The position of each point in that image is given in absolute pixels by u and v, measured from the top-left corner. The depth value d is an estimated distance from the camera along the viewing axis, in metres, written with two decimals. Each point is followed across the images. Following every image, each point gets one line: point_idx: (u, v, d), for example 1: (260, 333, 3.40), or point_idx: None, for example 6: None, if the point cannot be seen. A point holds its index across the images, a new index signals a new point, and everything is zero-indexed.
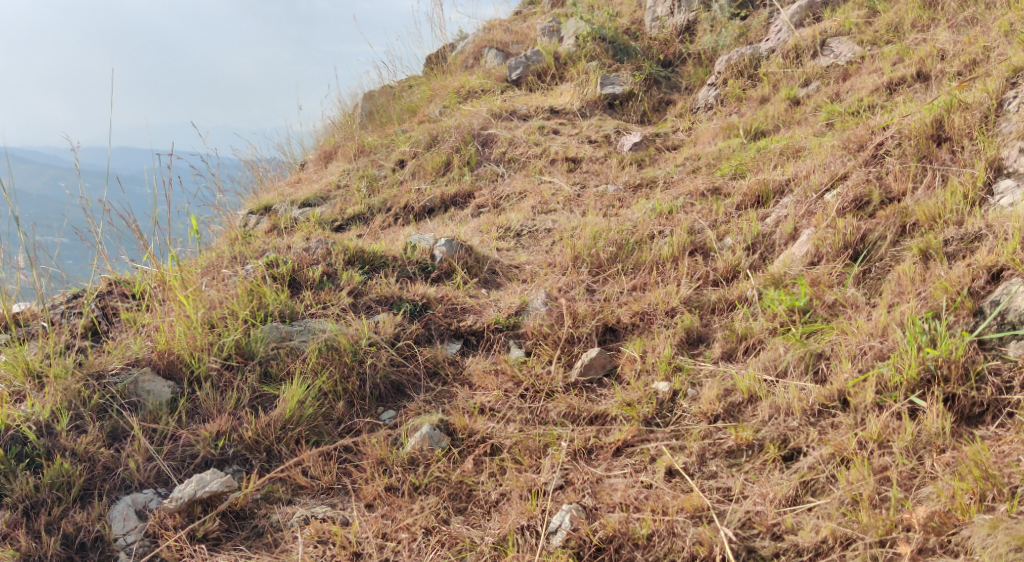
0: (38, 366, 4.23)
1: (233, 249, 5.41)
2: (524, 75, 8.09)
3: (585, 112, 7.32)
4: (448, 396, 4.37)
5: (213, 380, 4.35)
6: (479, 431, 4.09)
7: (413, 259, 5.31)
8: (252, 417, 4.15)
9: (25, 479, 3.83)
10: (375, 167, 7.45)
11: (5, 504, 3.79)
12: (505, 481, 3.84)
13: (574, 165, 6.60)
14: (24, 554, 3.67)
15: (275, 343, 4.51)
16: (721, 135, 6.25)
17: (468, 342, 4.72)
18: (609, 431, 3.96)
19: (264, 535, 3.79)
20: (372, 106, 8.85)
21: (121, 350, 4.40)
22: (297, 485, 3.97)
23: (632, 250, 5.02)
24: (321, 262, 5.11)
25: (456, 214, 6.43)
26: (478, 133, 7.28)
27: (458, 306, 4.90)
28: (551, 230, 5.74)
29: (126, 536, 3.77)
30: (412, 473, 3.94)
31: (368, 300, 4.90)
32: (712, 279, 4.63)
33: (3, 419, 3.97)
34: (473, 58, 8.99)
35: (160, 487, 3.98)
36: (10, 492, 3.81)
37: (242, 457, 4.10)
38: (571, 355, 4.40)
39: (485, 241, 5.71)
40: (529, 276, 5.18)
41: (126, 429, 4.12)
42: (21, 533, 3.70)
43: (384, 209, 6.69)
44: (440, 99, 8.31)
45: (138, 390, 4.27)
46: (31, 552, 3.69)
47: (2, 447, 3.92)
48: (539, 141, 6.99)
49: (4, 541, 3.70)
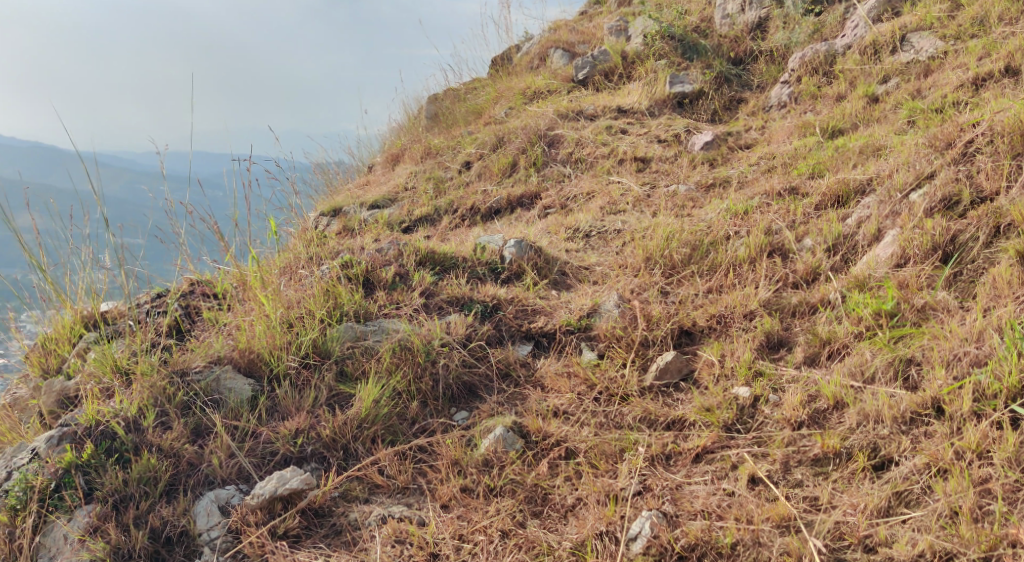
0: (126, 363, 4.36)
1: (309, 250, 5.48)
2: (591, 74, 8.01)
3: (654, 112, 7.23)
4: (521, 398, 4.35)
5: (291, 379, 4.41)
6: (554, 433, 4.06)
7: (483, 260, 5.30)
8: (330, 416, 4.19)
9: (115, 473, 3.93)
10: (442, 168, 7.48)
11: (96, 497, 3.88)
12: (581, 485, 3.80)
13: (642, 165, 6.53)
14: (114, 547, 3.76)
15: (351, 343, 4.56)
16: (796, 133, 6.11)
17: (540, 344, 4.69)
18: (687, 436, 3.89)
19: (343, 534, 3.82)
20: (438, 108, 8.89)
21: (204, 348, 4.49)
22: (374, 484, 4.00)
23: (707, 251, 4.93)
24: (393, 263, 5.16)
25: (522, 215, 6.41)
26: (545, 133, 7.23)
27: (529, 307, 4.87)
28: (621, 231, 5.67)
29: (210, 531, 3.83)
30: (487, 475, 3.93)
31: (439, 300, 4.91)
32: (791, 281, 4.53)
33: (94, 415, 4.09)
34: (539, 58, 8.94)
35: (242, 484, 4.03)
36: (100, 486, 3.91)
37: (320, 455, 4.13)
38: (646, 359, 4.34)
39: (554, 242, 5.67)
40: (599, 277, 5.12)
41: (210, 425, 4.19)
42: (111, 527, 3.79)
43: (452, 210, 6.71)
44: (506, 100, 8.29)
45: (220, 388, 4.34)
46: (121, 545, 3.77)
47: (93, 442, 4.02)
48: (607, 140, 6.92)
49: (96, 533, 3.80)
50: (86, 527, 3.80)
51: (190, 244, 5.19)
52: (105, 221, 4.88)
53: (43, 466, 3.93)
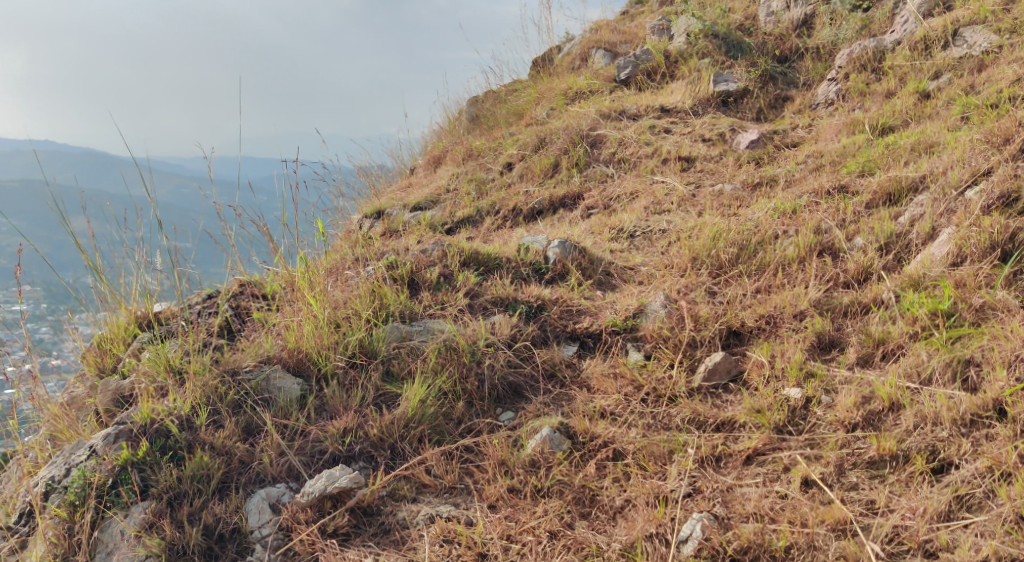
0: (179, 362, 4.42)
1: (355, 251, 5.52)
2: (633, 74, 7.96)
3: (698, 110, 7.16)
4: (567, 399, 4.33)
5: (339, 378, 4.45)
6: (601, 434, 4.03)
7: (527, 260, 5.29)
8: (377, 415, 4.22)
9: (169, 470, 3.98)
10: (483, 170, 7.48)
11: (151, 494, 3.93)
12: (630, 486, 3.78)
13: (686, 164, 6.47)
14: (168, 543, 3.81)
15: (396, 343, 4.58)
16: (845, 131, 6.01)
17: (585, 344, 4.66)
18: (737, 438, 3.85)
19: (392, 532, 3.84)
20: (479, 109, 8.90)
21: (254, 348, 4.55)
22: (421, 483, 4.01)
23: (754, 250, 4.87)
24: (438, 263, 5.17)
25: (565, 216, 6.39)
26: (587, 133, 7.20)
27: (574, 308, 4.85)
28: (666, 231, 5.62)
29: (261, 528, 3.88)
30: (534, 475, 3.92)
31: (483, 300, 4.91)
32: (842, 281, 4.45)
33: (149, 413, 4.15)
34: (580, 59, 8.89)
35: (292, 482, 4.06)
36: (155, 483, 3.96)
37: (368, 454, 4.16)
38: (694, 360, 4.30)
39: (598, 242, 5.64)
40: (645, 277, 5.07)
41: (260, 424, 4.24)
42: (166, 523, 3.83)
43: (494, 211, 6.71)
44: (547, 101, 8.26)
45: (270, 387, 4.39)
46: (176, 541, 3.82)
47: (148, 440, 4.08)
48: (651, 140, 6.87)
49: (151, 529, 3.83)
50: (142, 523, 3.84)
51: (240, 245, 5.27)
52: (159, 224, 4.99)
53: (100, 463, 3.99)
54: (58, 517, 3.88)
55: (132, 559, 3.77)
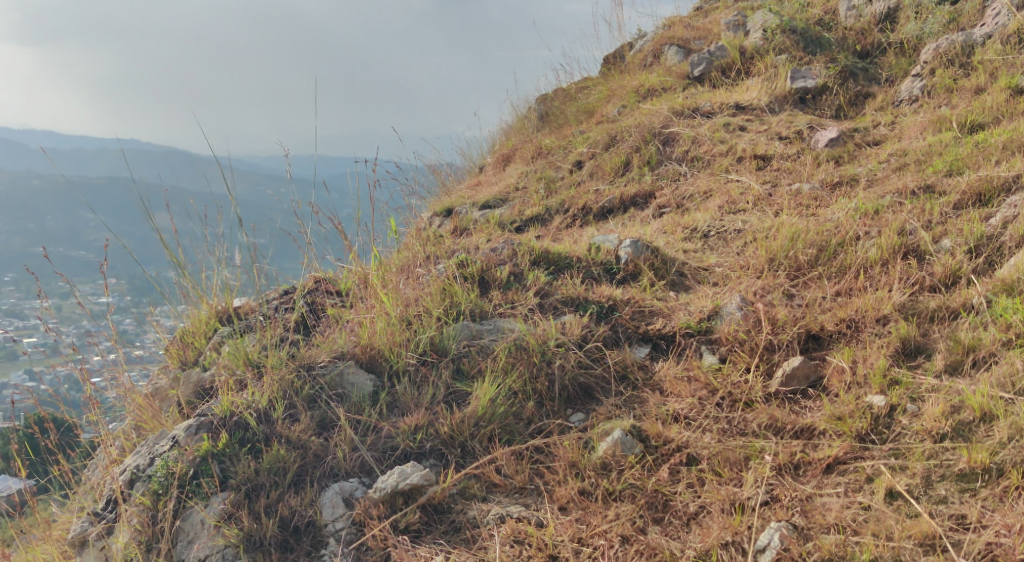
0: (257, 356, 4.51)
1: (426, 249, 5.55)
2: (707, 71, 7.82)
3: (774, 108, 7.00)
4: (639, 401, 4.27)
5: (410, 375, 4.47)
6: (674, 438, 3.97)
7: (598, 260, 5.22)
8: (448, 413, 4.23)
9: (247, 462, 4.05)
10: (553, 168, 7.43)
11: (230, 485, 4.00)
12: (704, 492, 3.72)
13: (762, 163, 6.32)
14: (246, 534, 3.87)
15: (467, 342, 4.59)
16: (931, 128, 5.81)
17: (658, 346, 4.59)
18: (817, 446, 3.76)
19: (463, 531, 3.86)
20: (548, 108, 8.85)
21: (329, 344, 4.60)
22: (491, 482, 4.03)
23: (835, 252, 4.73)
24: (508, 262, 5.15)
25: (636, 215, 6.30)
26: (659, 131, 7.08)
27: (646, 309, 4.77)
28: (742, 231, 5.50)
29: (335, 522, 3.92)
30: (605, 479, 3.88)
31: (554, 300, 4.86)
32: (929, 285, 4.30)
33: (229, 405, 4.23)
34: (652, 56, 8.77)
35: (364, 477, 4.10)
36: (234, 474, 4.03)
37: (438, 452, 4.18)
38: (771, 364, 4.19)
39: (671, 242, 5.54)
40: (719, 278, 4.96)
41: (334, 419, 4.28)
42: (244, 514, 3.90)
43: (563, 210, 6.66)
44: (619, 98, 8.17)
45: (343, 383, 4.43)
46: (253, 532, 3.88)
47: (228, 432, 4.15)
48: (725, 138, 6.74)
49: (230, 520, 3.90)
50: (221, 513, 3.91)
51: (316, 243, 5.37)
52: (240, 222, 5.15)
53: (182, 453, 4.07)
54: (142, 505, 3.98)
55: (211, 548, 3.85)
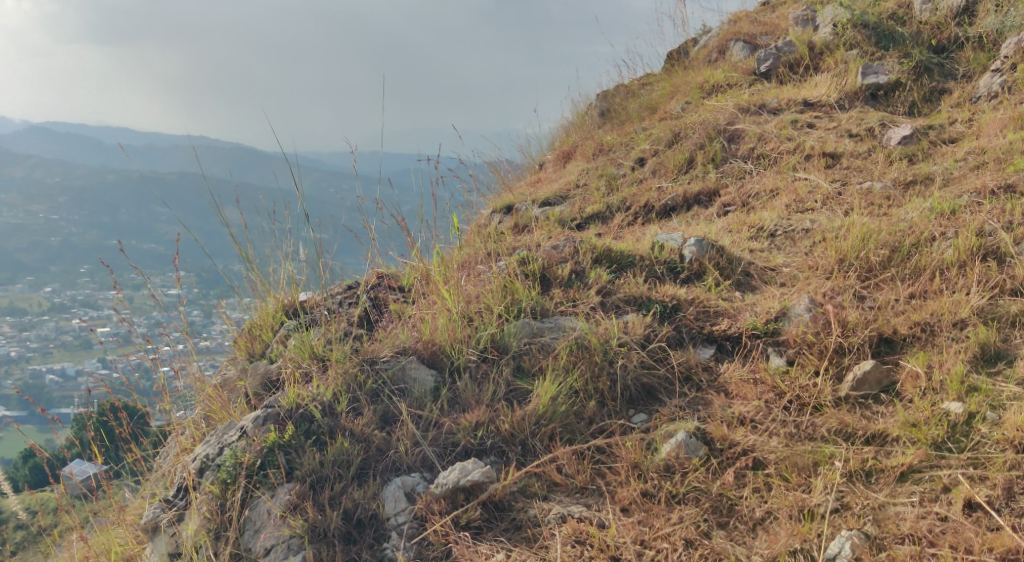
0: (322, 350, 4.55)
1: (488, 246, 5.54)
2: (774, 67, 7.66)
3: (844, 105, 6.83)
4: (703, 403, 4.21)
5: (471, 372, 4.47)
6: (740, 442, 3.93)
7: (662, 259, 5.14)
8: (508, 410, 4.22)
9: (312, 454, 4.09)
10: (614, 165, 7.36)
11: (295, 476, 4.05)
12: (771, 497, 3.69)
13: (832, 161, 6.17)
14: (310, 525, 3.91)
15: (528, 339, 4.56)
16: (1012, 126, 5.68)
17: (723, 347, 4.51)
18: (889, 453, 3.71)
19: (523, 529, 3.86)
20: (609, 104, 8.76)
21: (391, 339, 4.61)
22: (552, 481, 4.01)
23: (909, 253, 4.60)
24: (570, 260, 5.10)
25: (700, 214, 6.20)
26: (724, 128, 6.94)
27: (711, 309, 4.68)
28: (810, 231, 5.37)
29: (397, 516, 3.94)
30: (668, 481, 3.85)
31: (616, 299, 4.81)
32: (1009, 288, 4.21)
33: (295, 398, 4.27)
34: (717, 51, 8.60)
35: (426, 472, 4.10)
36: (299, 465, 4.07)
37: (499, 449, 4.17)
38: (841, 368, 4.12)
39: (737, 241, 5.44)
40: (787, 278, 4.86)
41: (396, 414, 4.30)
42: (309, 505, 3.94)
43: (624, 208, 6.59)
44: (682, 95, 8.04)
45: (405, 377, 4.45)
46: (317, 523, 3.93)
47: (294, 423, 4.20)
48: (793, 136, 6.60)
49: (295, 511, 3.95)
50: (287, 504, 3.97)
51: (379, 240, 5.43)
52: (307, 217, 5.23)
53: (250, 444, 4.13)
54: (211, 493, 4.03)
55: (277, 538, 3.90)
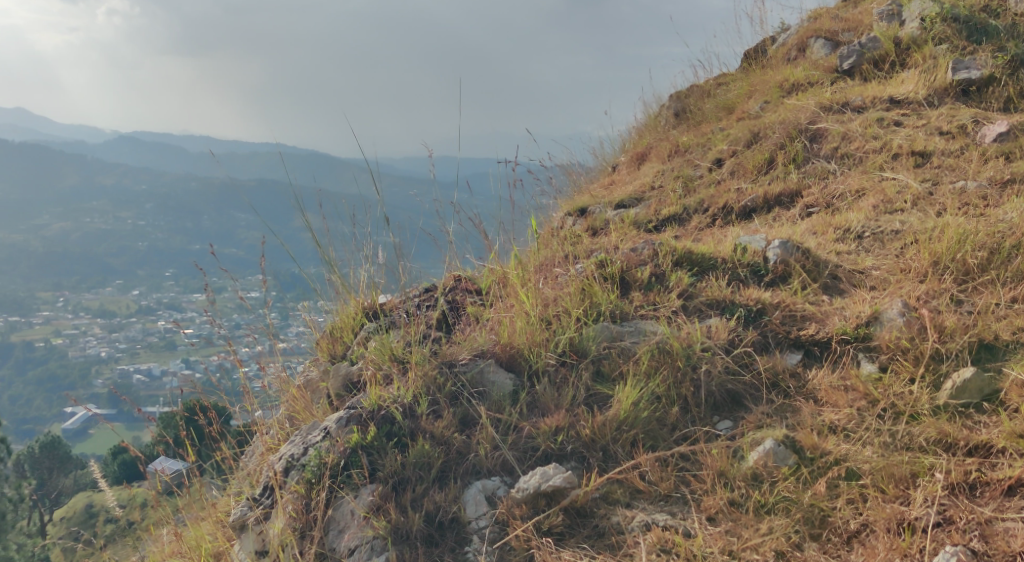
0: (401, 352, 4.58)
1: (565, 248, 5.48)
2: (858, 64, 7.44)
3: (933, 102, 6.61)
4: (792, 410, 4.11)
5: (550, 376, 4.43)
6: (832, 451, 3.84)
7: (745, 261, 5.00)
8: (589, 415, 4.17)
9: (394, 456, 4.10)
10: (690, 166, 7.23)
11: (377, 477, 4.07)
12: (866, 509, 3.63)
13: (921, 160, 5.96)
14: (393, 527, 3.93)
15: (607, 343, 4.50)
16: None
17: (810, 353, 4.37)
18: (995, 465, 3.62)
19: (607, 536, 3.82)
20: (684, 105, 8.62)
21: (469, 342, 4.60)
22: (635, 488, 3.96)
23: (1009, 255, 4.46)
24: (649, 263, 5.00)
25: (781, 215, 6.04)
26: (806, 127, 6.75)
27: (798, 313, 4.54)
28: (900, 232, 5.19)
29: (479, 520, 3.94)
30: (756, 490, 3.79)
31: (698, 303, 4.71)
32: None
33: (377, 399, 4.29)
34: (796, 50, 8.38)
35: (506, 476, 4.10)
36: (381, 467, 4.09)
37: (580, 454, 4.12)
38: (938, 375, 3.99)
39: (822, 244, 5.26)
40: (877, 282, 4.70)
41: (475, 417, 4.29)
42: (392, 507, 3.96)
43: (702, 210, 6.48)
44: (761, 94, 7.84)
45: (484, 381, 4.44)
46: (400, 525, 3.94)
47: (376, 425, 4.21)
48: (879, 134, 6.39)
49: (378, 512, 3.97)
50: (370, 505, 3.98)
51: (458, 242, 5.42)
52: (388, 220, 5.34)
53: (333, 444, 4.16)
54: (296, 493, 4.07)
55: (361, 539, 3.92)
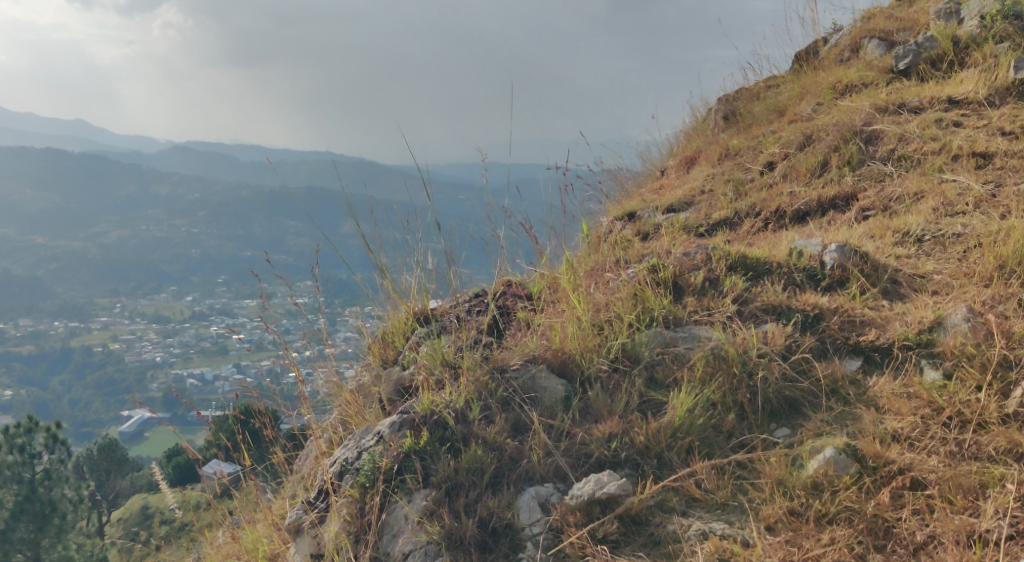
0: (453, 357, 4.57)
1: (616, 253, 5.42)
2: (914, 64, 7.27)
3: (994, 101, 6.43)
4: (852, 418, 4.02)
5: (602, 382, 4.39)
6: (895, 460, 3.75)
7: (801, 265, 4.89)
8: (643, 422, 4.13)
9: (447, 461, 4.10)
10: (741, 169, 7.12)
11: (430, 482, 4.07)
12: (933, 520, 3.56)
13: (983, 161, 5.81)
14: (447, 532, 3.92)
15: (661, 349, 4.45)
16: None
17: (871, 359, 4.28)
18: None
19: (663, 545, 3.77)
20: (734, 107, 8.50)
21: (521, 347, 4.58)
22: (691, 496, 3.90)
23: None
24: (702, 267, 4.92)
25: (836, 218, 5.92)
26: (861, 129, 6.63)
27: (857, 319, 4.44)
28: (962, 235, 5.07)
29: (532, 526, 3.91)
30: (817, 499, 3.71)
31: (754, 308, 4.62)
32: None
33: (429, 404, 4.29)
34: (850, 50, 8.22)
35: (559, 483, 4.06)
36: (434, 472, 4.09)
37: (634, 462, 4.08)
38: (1006, 383, 3.88)
39: (880, 248, 5.13)
40: (940, 286, 4.60)
41: (528, 422, 4.26)
42: (446, 512, 3.95)
43: (754, 213, 6.38)
44: (813, 96, 7.70)
45: (536, 386, 4.41)
46: (454, 530, 3.93)
47: (429, 430, 4.21)
48: (938, 135, 6.24)
49: (432, 517, 3.97)
50: (423, 510, 3.98)
51: (508, 247, 5.40)
52: (437, 226, 5.36)
53: (387, 448, 4.17)
54: (351, 496, 4.09)
55: (415, 543, 3.92)
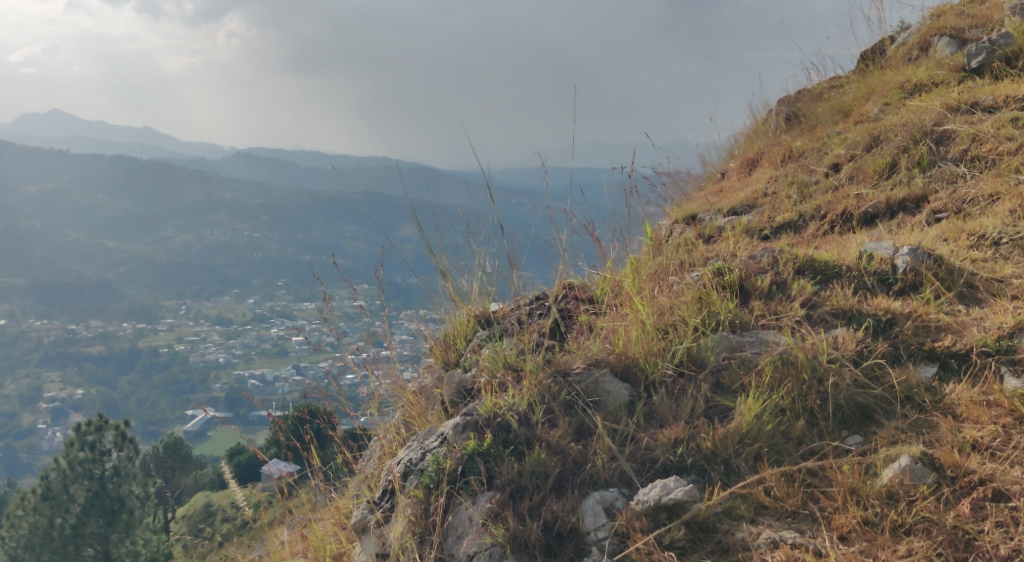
0: (515, 360, 4.56)
1: (682, 256, 5.35)
2: (987, 61, 7.02)
3: None
4: (929, 426, 3.91)
5: (667, 387, 4.34)
6: (976, 470, 3.70)
7: (872, 269, 4.76)
8: (710, 427, 4.06)
9: (511, 463, 4.09)
10: (805, 171, 6.99)
11: (494, 485, 4.07)
12: (1018, 533, 3.51)
13: None
14: (512, 535, 3.91)
15: (727, 353, 4.37)
16: None
17: (947, 365, 4.16)
18: None
19: (731, 552, 3.71)
20: (798, 107, 8.34)
21: (583, 350, 4.53)
22: (761, 504, 3.83)
23: None
24: (769, 271, 4.82)
25: (906, 220, 5.76)
26: (932, 130, 6.46)
27: (931, 324, 4.31)
28: None
29: (597, 531, 3.87)
30: (892, 509, 3.67)
31: (823, 312, 4.52)
32: None
33: (492, 407, 4.28)
34: (918, 49, 8.02)
35: (624, 488, 4.02)
36: (498, 474, 4.08)
37: (700, 468, 4.01)
38: None
39: (955, 250, 4.97)
40: (1019, 291, 4.47)
41: (591, 426, 4.23)
42: (510, 514, 3.94)
43: (819, 216, 6.26)
44: (881, 96, 7.53)
45: (599, 390, 4.37)
46: (518, 533, 3.91)
47: (492, 432, 4.20)
48: (1014, 135, 6.03)
49: (496, 519, 3.96)
50: (488, 512, 3.98)
51: (570, 250, 5.41)
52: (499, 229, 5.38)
53: (451, 450, 4.17)
54: (416, 497, 4.09)
55: (480, 545, 3.92)
